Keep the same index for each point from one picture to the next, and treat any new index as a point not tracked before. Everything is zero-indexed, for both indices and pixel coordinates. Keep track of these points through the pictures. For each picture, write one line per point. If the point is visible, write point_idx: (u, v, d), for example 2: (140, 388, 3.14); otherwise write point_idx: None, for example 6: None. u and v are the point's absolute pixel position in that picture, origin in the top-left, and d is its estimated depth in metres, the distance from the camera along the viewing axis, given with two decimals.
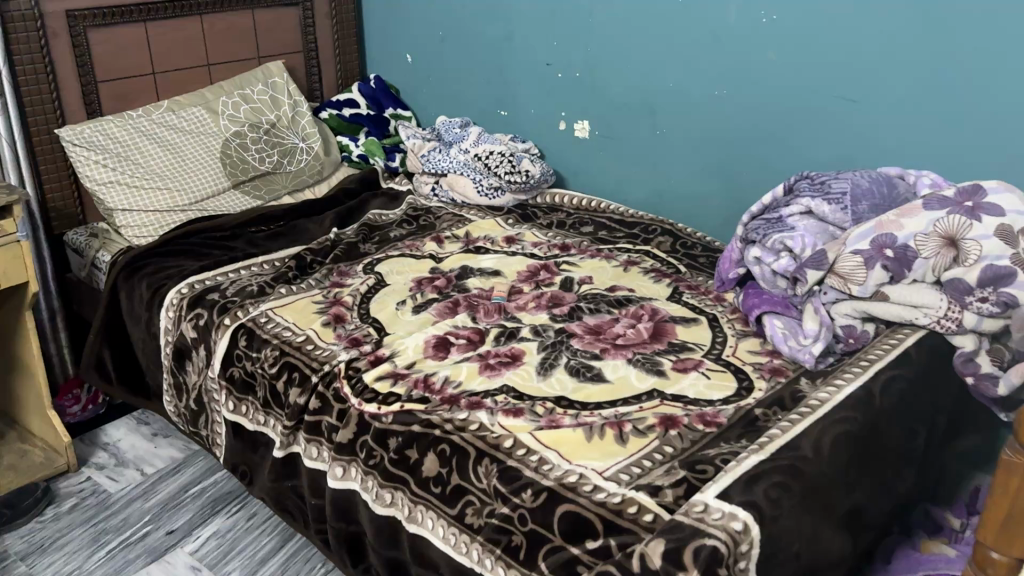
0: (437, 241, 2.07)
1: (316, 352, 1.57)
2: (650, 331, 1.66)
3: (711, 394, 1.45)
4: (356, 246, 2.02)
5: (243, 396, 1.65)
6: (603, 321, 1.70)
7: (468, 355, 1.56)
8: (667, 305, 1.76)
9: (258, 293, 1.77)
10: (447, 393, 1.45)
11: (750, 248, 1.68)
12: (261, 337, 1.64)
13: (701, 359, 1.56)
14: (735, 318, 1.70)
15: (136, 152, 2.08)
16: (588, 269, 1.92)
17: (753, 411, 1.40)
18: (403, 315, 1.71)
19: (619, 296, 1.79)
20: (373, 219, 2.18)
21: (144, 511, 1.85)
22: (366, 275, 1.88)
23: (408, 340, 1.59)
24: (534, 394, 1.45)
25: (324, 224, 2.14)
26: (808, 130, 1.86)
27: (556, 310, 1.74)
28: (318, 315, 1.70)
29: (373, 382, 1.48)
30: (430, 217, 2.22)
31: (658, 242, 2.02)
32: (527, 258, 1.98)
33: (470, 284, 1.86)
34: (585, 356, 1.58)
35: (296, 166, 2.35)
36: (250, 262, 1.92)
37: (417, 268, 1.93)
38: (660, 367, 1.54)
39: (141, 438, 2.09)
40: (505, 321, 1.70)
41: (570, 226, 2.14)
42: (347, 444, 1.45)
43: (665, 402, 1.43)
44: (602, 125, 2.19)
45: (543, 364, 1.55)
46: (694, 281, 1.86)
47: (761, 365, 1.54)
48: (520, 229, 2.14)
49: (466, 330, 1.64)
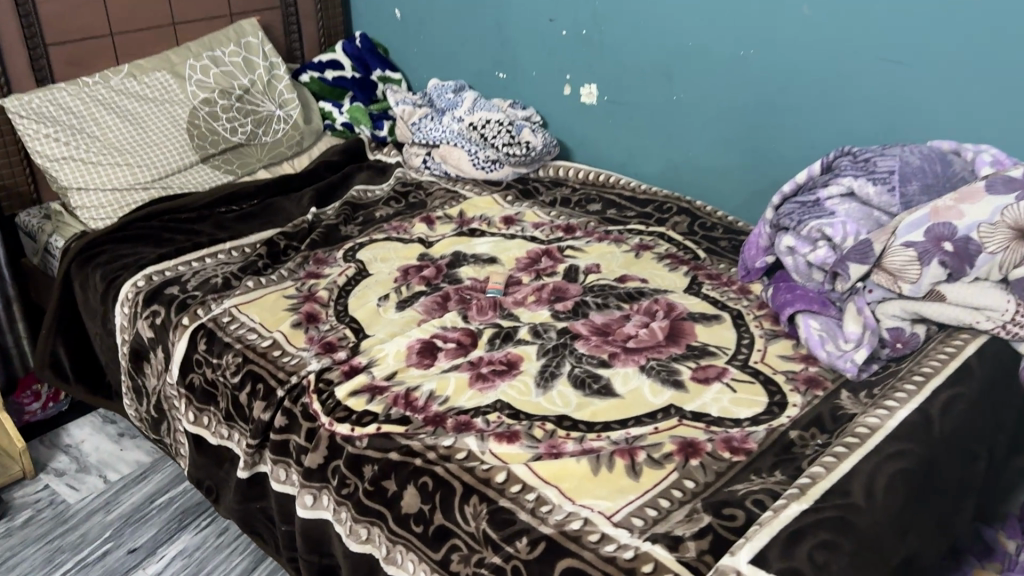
0: (427, 223, 1.86)
1: (282, 359, 1.38)
2: (666, 331, 1.45)
3: (738, 412, 1.25)
4: (337, 229, 1.81)
5: (205, 406, 1.46)
6: (611, 319, 1.49)
7: (457, 362, 1.36)
8: (685, 299, 1.55)
9: (222, 287, 1.57)
10: (432, 411, 1.25)
11: (781, 235, 1.47)
12: (223, 340, 1.44)
13: (725, 367, 1.35)
14: (763, 315, 1.49)
15: (93, 124, 1.85)
16: (595, 256, 1.71)
17: (787, 434, 1.20)
18: (385, 313, 1.51)
19: (631, 289, 1.58)
20: (357, 196, 1.97)
21: (105, 525, 1.67)
22: (346, 264, 1.68)
23: (388, 345, 1.39)
24: (532, 413, 1.25)
25: (302, 203, 1.93)
26: (847, 96, 1.63)
27: (558, 306, 1.53)
28: (288, 313, 1.50)
29: (346, 399, 1.28)
30: (420, 194, 2.01)
31: (674, 223, 1.80)
32: (527, 242, 1.77)
33: (462, 273, 1.65)
34: (591, 363, 1.37)
35: (273, 137, 2.14)
36: (216, 249, 1.72)
37: (405, 254, 1.73)
38: (678, 377, 1.33)
39: (106, 439, 1.91)
40: (501, 320, 1.49)
41: (576, 204, 1.93)
42: (317, 470, 1.26)
43: (683, 423, 1.22)
44: (612, 90, 1.96)
45: (542, 374, 1.35)
46: (715, 269, 1.65)
47: (794, 375, 1.34)
48: (521, 208, 1.92)
49: (456, 332, 1.44)
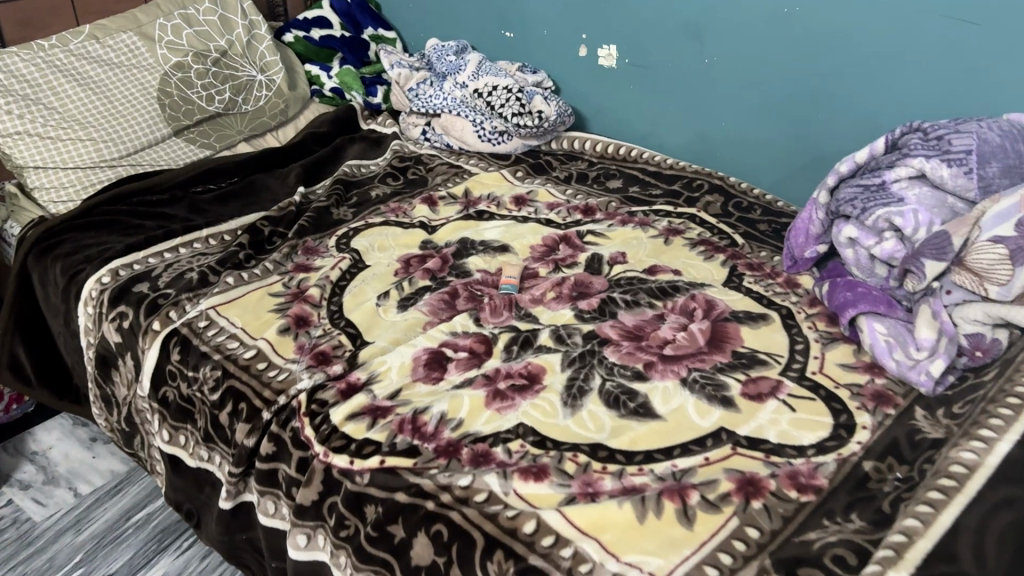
0: (429, 204, 1.66)
1: (267, 374, 1.19)
2: (707, 335, 1.27)
3: (800, 438, 1.07)
4: (328, 212, 1.61)
5: (180, 424, 1.28)
6: (644, 321, 1.31)
7: (470, 376, 1.18)
8: (725, 295, 1.36)
9: (198, 284, 1.38)
10: (444, 438, 1.07)
11: (841, 224, 1.29)
12: (199, 350, 1.25)
13: (780, 380, 1.18)
14: (816, 314, 1.31)
15: (50, 94, 1.63)
16: (619, 243, 1.52)
17: (861, 467, 1.03)
18: (386, 314, 1.32)
19: (663, 283, 1.39)
20: (349, 173, 1.77)
21: (75, 548, 1.50)
22: (339, 254, 1.48)
23: (390, 357, 1.20)
24: (561, 441, 1.07)
25: (288, 181, 1.73)
26: (907, 60, 1.43)
27: (581, 304, 1.35)
28: (274, 316, 1.30)
29: (343, 424, 1.10)
30: (420, 170, 1.81)
31: (705, 203, 1.61)
32: (542, 226, 1.58)
33: (470, 265, 1.46)
34: (624, 376, 1.19)
35: (254, 105, 1.92)
36: (191, 237, 1.52)
37: (405, 242, 1.53)
38: (726, 393, 1.15)
39: (76, 445, 1.73)
40: (518, 322, 1.30)
41: (594, 180, 1.74)
42: (310, 507, 1.08)
43: (739, 452, 1.05)
44: (634, 51, 1.75)
45: (569, 391, 1.16)
46: (756, 258, 1.46)
47: (860, 389, 1.16)
48: (532, 186, 1.72)
49: (468, 338, 1.25)
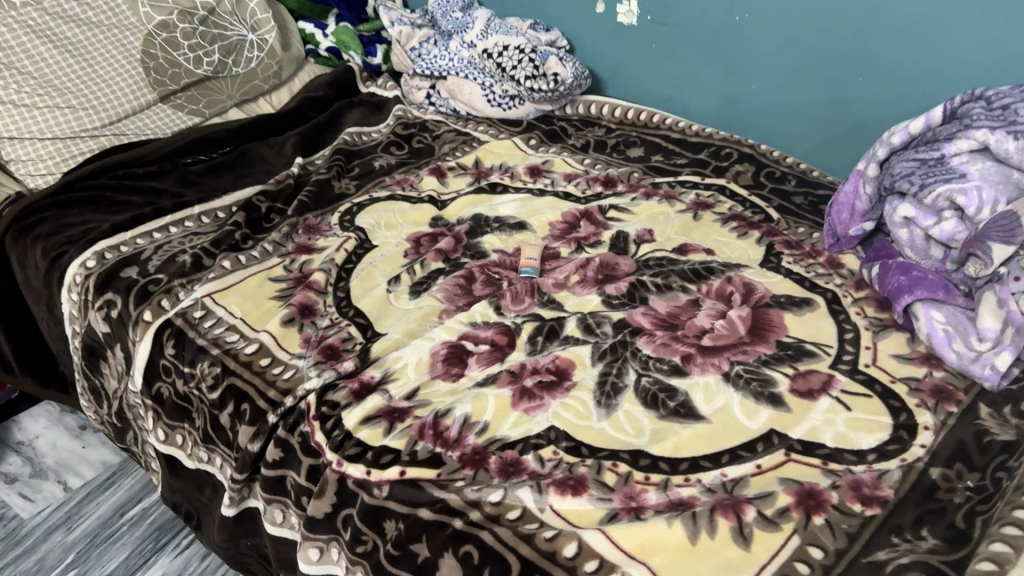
0: (437, 175, 1.55)
1: (272, 372, 1.08)
2: (748, 323, 1.17)
3: (858, 442, 0.99)
4: (329, 185, 1.50)
5: (177, 423, 1.18)
6: (678, 307, 1.21)
7: (493, 373, 1.08)
8: (763, 278, 1.27)
9: (191, 269, 1.27)
10: (470, 445, 0.97)
11: (896, 202, 1.19)
12: (196, 344, 1.14)
13: (831, 374, 1.09)
14: (863, 299, 1.22)
15: (23, 58, 1.49)
16: (645, 219, 1.41)
17: (927, 474, 0.94)
18: (398, 302, 1.22)
19: (697, 264, 1.29)
20: (350, 141, 1.65)
21: (66, 548, 1.40)
22: (344, 233, 1.37)
23: (406, 352, 1.10)
24: (598, 447, 0.97)
25: (284, 151, 1.61)
26: (958, 20, 1.30)
27: (609, 288, 1.24)
28: (276, 304, 1.20)
29: (358, 430, 0.99)
30: (426, 138, 1.69)
31: (735, 173, 1.51)
32: (560, 199, 1.47)
33: (485, 243, 1.36)
34: (660, 371, 1.09)
35: (245, 68, 1.79)
36: (182, 215, 1.40)
37: (414, 218, 1.43)
38: (774, 390, 1.06)
39: (64, 434, 1.63)
40: (542, 310, 1.20)
41: (613, 148, 1.63)
42: (323, 520, 0.98)
43: (793, 459, 0.96)
44: (656, 8, 1.62)
45: (602, 389, 1.07)
46: (793, 235, 1.36)
47: (918, 384, 1.07)
48: (547, 155, 1.61)
49: (489, 329, 1.15)
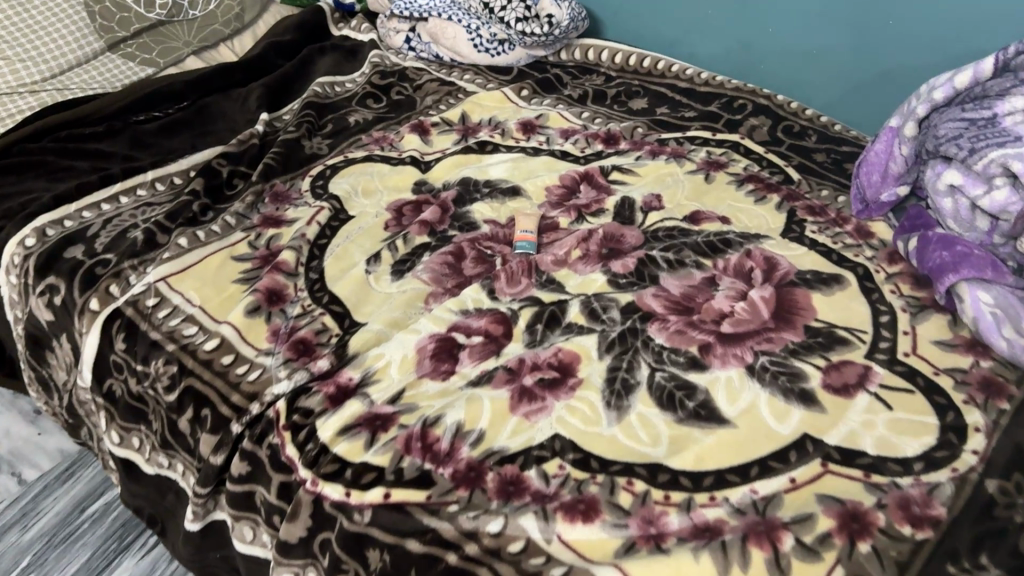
0: (419, 132, 1.40)
1: (235, 372, 0.95)
2: (772, 306, 1.05)
3: (903, 448, 0.87)
4: (300, 145, 1.35)
5: (132, 425, 1.05)
6: (692, 288, 1.08)
7: (488, 370, 0.96)
8: (786, 251, 1.14)
9: (143, 247, 1.12)
10: (464, 460, 0.85)
11: (940, 167, 1.07)
12: (148, 338, 1.01)
13: (867, 366, 0.97)
14: (898, 275, 1.10)
15: None
16: (652, 182, 1.28)
17: (982, 488, 0.83)
18: (380, 284, 1.08)
19: (712, 236, 1.16)
20: (320, 93, 1.49)
21: (20, 550, 1.28)
22: (316, 202, 1.22)
23: (388, 348, 0.96)
24: (610, 460, 0.86)
25: (247, 105, 1.44)
26: None
27: (614, 265, 1.11)
28: (239, 290, 1.06)
29: (335, 443, 0.86)
30: (406, 89, 1.53)
31: (749, 127, 1.37)
32: (556, 160, 1.34)
33: (475, 212, 1.22)
34: (676, 365, 0.97)
35: (203, 10, 1.59)
36: (133, 183, 1.25)
37: (395, 182, 1.29)
38: (805, 386, 0.95)
39: (18, 419, 1.50)
40: (541, 293, 1.07)
41: (613, 100, 1.48)
42: (298, 545, 0.86)
43: (830, 471, 0.85)
44: None
45: (611, 387, 0.94)
46: (816, 200, 1.24)
47: (965, 377, 0.95)
48: (541, 108, 1.46)
49: (481, 317, 1.02)
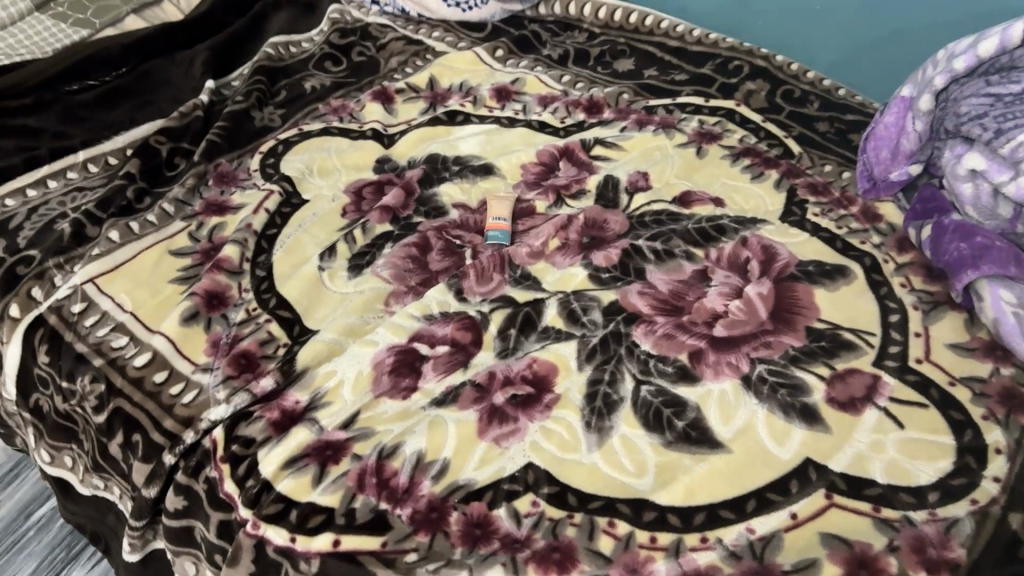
0: (383, 100, 1.27)
1: (168, 393, 0.85)
2: (769, 304, 0.94)
3: (916, 475, 0.78)
4: (250, 117, 1.22)
5: (62, 443, 0.94)
6: (682, 283, 0.97)
7: (454, 387, 0.86)
8: (785, 237, 1.04)
9: (71, 242, 1.01)
10: (425, 497, 0.75)
11: (961, 149, 0.98)
12: (74, 351, 0.90)
13: (876, 376, 0.87)
14: (908, 265, 0.99)
15: None
16: (637, 158, 1.16)
17: (1006, 523, 0.74)
18: (335, 283, 0.97)
19: (703, 221, 1.05)
20: (274, 55, 1.35)
21: None
22: (266, 185, 1.11)
23: (341, 364, 0.86)
24: (589, 495, 0.76)
25: (192, 71, 1.30)
26: None
27: (596, 257, 1.01)
28: (176, 292, 0.95)
29: (279, 479, 0.77)
30: (369, 49, 1.40)
31: (746, 92, 1.25)
32: (534, 132, 1.22)
33: (443, 195, 1.11)
34: (664, 377, 0.87)
35: None
36: (62, 165, 1.13)
37: (355, 159, 1.17)
38: (807, 401, 0.85)
39: None
40: (514, 291, 0.97)
41: (596, 61, 1.36)
42: None
43: (835, 504, 0.76)
44: None
45: (592, 405, 0.84)
46: (819, 176, 1.13)
47: (984, 388, 0.86)
48: (517, 71, 1.33)
49: (447, 323, 0.91)
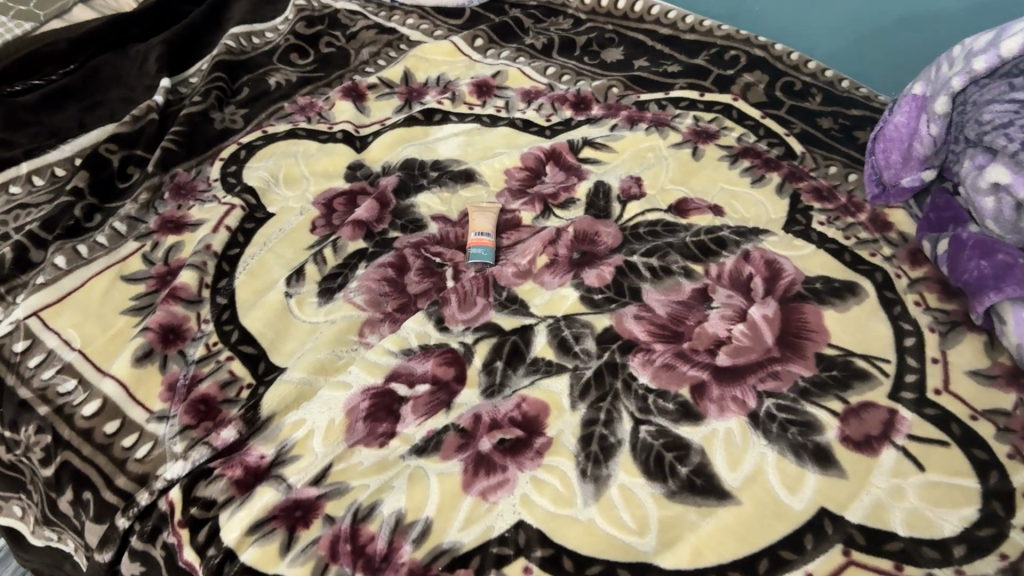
0: (354, 98, 1.18)
1: (121, 446, 0.77)
2: (775, 328, 0.87)
3: (940, 526, 0.72)
4: (209, 119, 1.13)
5: (8, 492, 0.87)
6: (681, 305, 0.90)
7: (435, 431, 0.78)
8: (790, 250, 0.96)
9: (13, 269, 0.92)
10: (405, 566, 0.68)
11: (981, 160, 0.91)
12: (17, 398, 0.82)
13: (892, 410, 0.81)
14: (922, 281, 0.93)
15: None
16: (629, 161, 1.08)
17: None
18: (305, 311, 0.89)
19: (702, 234, 0.98)
20: (235, 47, 1.24)
21: None
22: (227, 197, 1.02)
23: (311, 411, 0.78)
24: (586, 559, 0.69)
25: (145, 68, 1.20)
26: None
27: (588, 276, 0.93)
28: (129, 325, 0.87)
29: (244, 548, 0.69)
30: (338, 39, 1.30)
31: (743, 86, 1.17)
32: (518, 132, 1.13)
33: (421, 205, 1.02)
34: (665, 416, 0.80)
35: None
36: (4, 178, 1.03)
37: (326, 166, 1.08)
38: (819, 441, 0.78)
39: None
40: (500, 317, 0.89)
41: (583, 50, 1.27)
42: None
43: (854, 562, 0.70)
44: None
45: (587, 450, 0.77)
46: (823, 179, 1.05)
47: (1009, 422, 0.79)
48: (498, 63, 1.24)
49: (427, 359, 0.84)
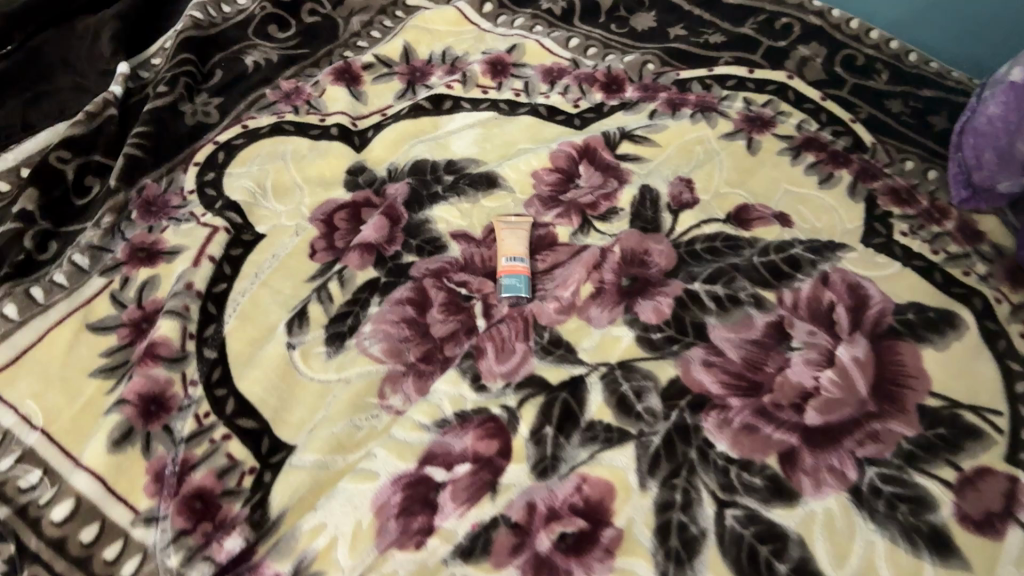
0: (348, 81, 1.01)
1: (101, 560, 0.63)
2: (869, 373, 0.75)
3: None
4: (179, 113, 0.95)
5: None
6: (755, 347, 0.77)
7: (482, 526, 0.65)
8: (872, 270, 0.83)
9: None
10: None
11: None
12: None
13: (1012, 478, 0.69)
14: None
15: None
16: (675, 157, 0.93)
17: None
18: (312, 366, 0.75)
19: (770, 252, 0.84)
20: (202, 20, 1.05)
21: None
22: (208, 216, 0.86)
23: (331, 510, 0.65)
24: None
25: (97, 49, 1.01)
26: None
27: (643, 310, 0.79)
28: (100, 393, 0.72)
29: None
30: (322, 5, 1.11)
31: (799, 61, 1.02)
32: (543, 121, 0.97)
33: (438, 219, 0.87)
34: (752, 496, 0.68)
35: None
36: None
37: (322, 170, 0.92)
38: (935, 522, 0.66)
39: None
40: (544, 367, 0.75)
41: (609, 16, 1.11)
42: None
43: None
44: None
45: (666, 545, 0.65)
46: (899, 178, 0.92)
47: None
48: (513, 33, 1.08)
49: (465, 431, 0.70)
